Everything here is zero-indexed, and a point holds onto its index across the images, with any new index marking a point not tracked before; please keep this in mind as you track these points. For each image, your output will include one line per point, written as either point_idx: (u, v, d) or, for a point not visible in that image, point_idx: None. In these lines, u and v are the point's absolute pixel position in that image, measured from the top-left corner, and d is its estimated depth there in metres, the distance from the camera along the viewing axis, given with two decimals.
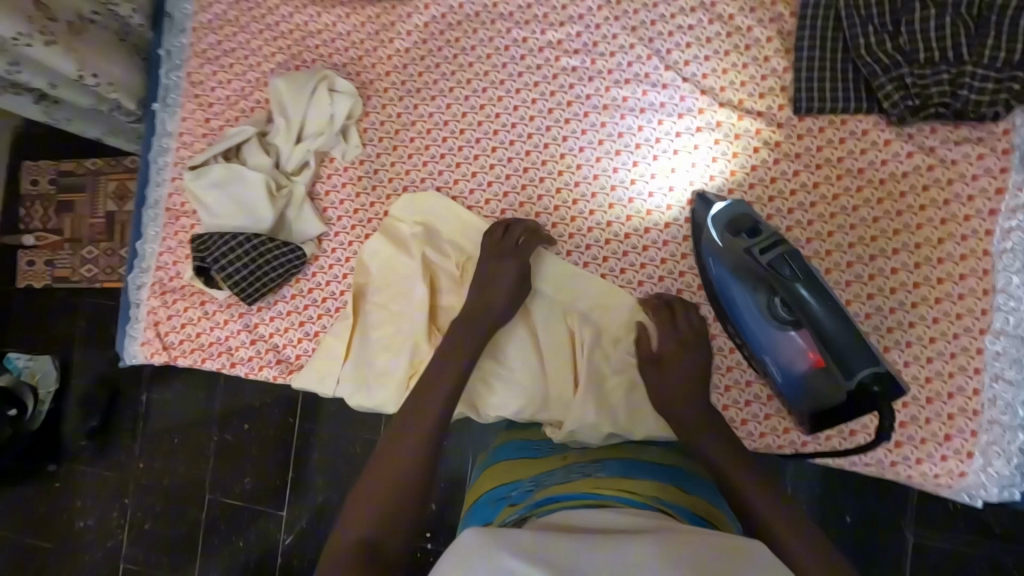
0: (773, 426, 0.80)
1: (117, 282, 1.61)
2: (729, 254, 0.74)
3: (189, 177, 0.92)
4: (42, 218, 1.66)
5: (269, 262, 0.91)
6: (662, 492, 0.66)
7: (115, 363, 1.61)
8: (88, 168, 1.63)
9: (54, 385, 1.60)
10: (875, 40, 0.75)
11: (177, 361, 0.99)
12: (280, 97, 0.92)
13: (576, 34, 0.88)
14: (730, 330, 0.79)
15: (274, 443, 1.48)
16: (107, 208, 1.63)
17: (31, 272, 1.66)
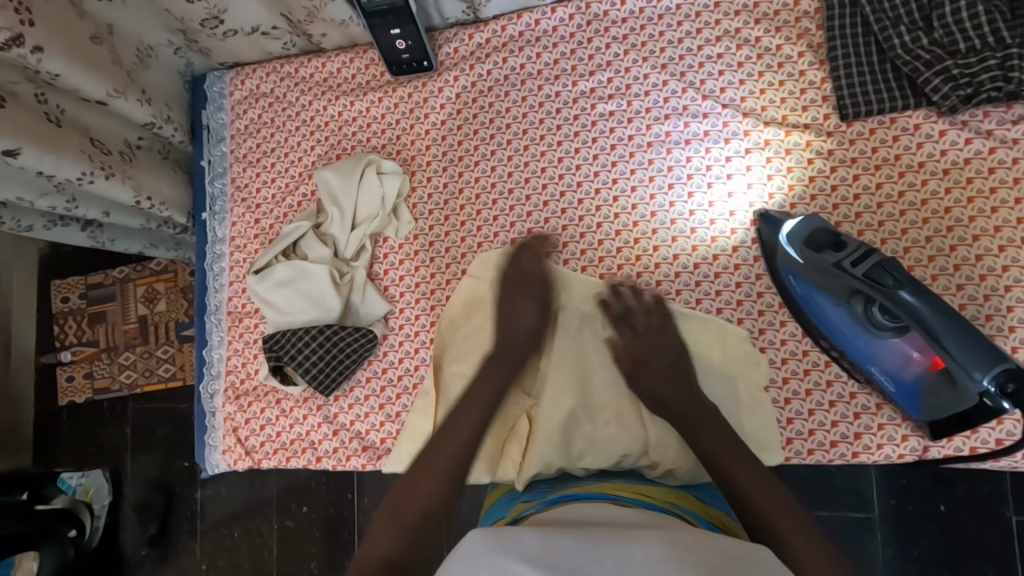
0: (890, 436, 0.77)
1: (160, 385, 1.62)
2: (813, 270, 0.73)
3: (252, 281, 0.93)
4: (75, 332, 1.67)
5: (343, 350, 0.92)
6: (679, 498, 0.74)
7: (168, 467, 1.61)
8: (115, 277, 1.66)
9: (107, 497, 1.60)
10: (910, 39, 0.77)
11: (262, 465, 0.97)
12: (330, 188, 0.94)
13: (608, 80, 0.90)
14: (825, 343, 0.78)
15: (336, 520, 1.48)
16: (137, 312, 1.65)
17: (71, 387, 1.67)
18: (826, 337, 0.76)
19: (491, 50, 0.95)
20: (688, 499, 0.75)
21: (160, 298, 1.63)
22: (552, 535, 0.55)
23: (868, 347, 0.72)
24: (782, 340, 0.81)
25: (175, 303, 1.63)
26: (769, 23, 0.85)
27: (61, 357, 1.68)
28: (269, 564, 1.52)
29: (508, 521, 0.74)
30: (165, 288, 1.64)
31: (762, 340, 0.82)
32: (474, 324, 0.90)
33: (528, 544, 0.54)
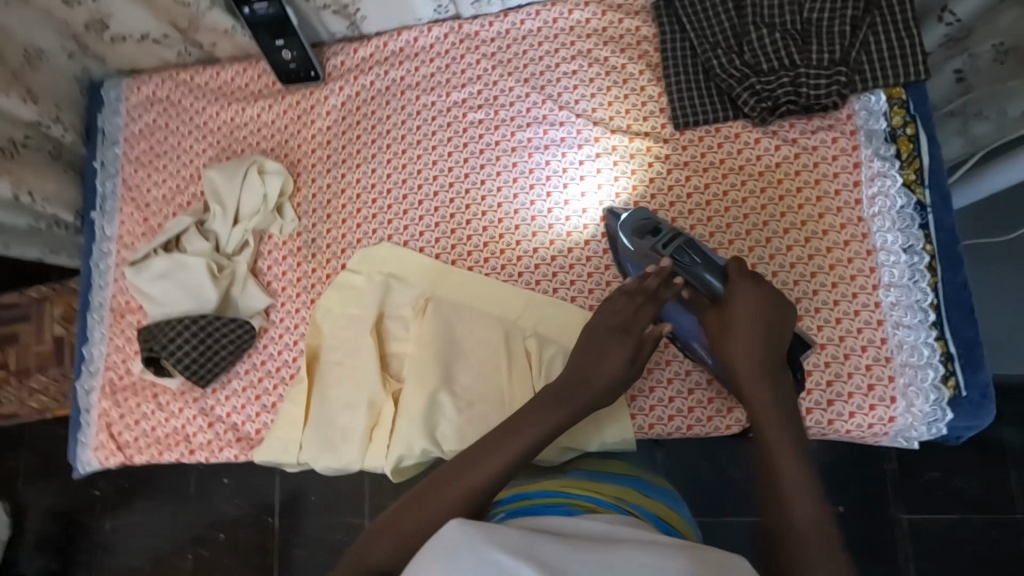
0: (718, 408, 0.85)
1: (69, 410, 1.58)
2: (642, 257, 0.83)
3: (131, 274, 0.96)
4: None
5: (219, 341, 0.94)
6: (627, 494, 0.77)
7: (73, 496, 1.59)
8: (33, 298, 1.62)
9: (5, 532, 1.54)
10: (725, 61, 0.89)
11: (134, 459, 0.97)
12: (214, 185, 0.99)
13: (478, 91, 0.99)
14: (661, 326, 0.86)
15: (255, 545, 1.49)
16: (54, 333, 1.60)
17: None
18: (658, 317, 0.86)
19: (374, 63, 1.03)
20: (635, 495, 0.78)
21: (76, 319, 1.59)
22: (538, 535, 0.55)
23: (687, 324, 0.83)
24: None
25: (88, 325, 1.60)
26: (615, 44, 0.96)
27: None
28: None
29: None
30: None
31: None
32: (349, 315, 0.95)
33: (511, 539, 0.54)
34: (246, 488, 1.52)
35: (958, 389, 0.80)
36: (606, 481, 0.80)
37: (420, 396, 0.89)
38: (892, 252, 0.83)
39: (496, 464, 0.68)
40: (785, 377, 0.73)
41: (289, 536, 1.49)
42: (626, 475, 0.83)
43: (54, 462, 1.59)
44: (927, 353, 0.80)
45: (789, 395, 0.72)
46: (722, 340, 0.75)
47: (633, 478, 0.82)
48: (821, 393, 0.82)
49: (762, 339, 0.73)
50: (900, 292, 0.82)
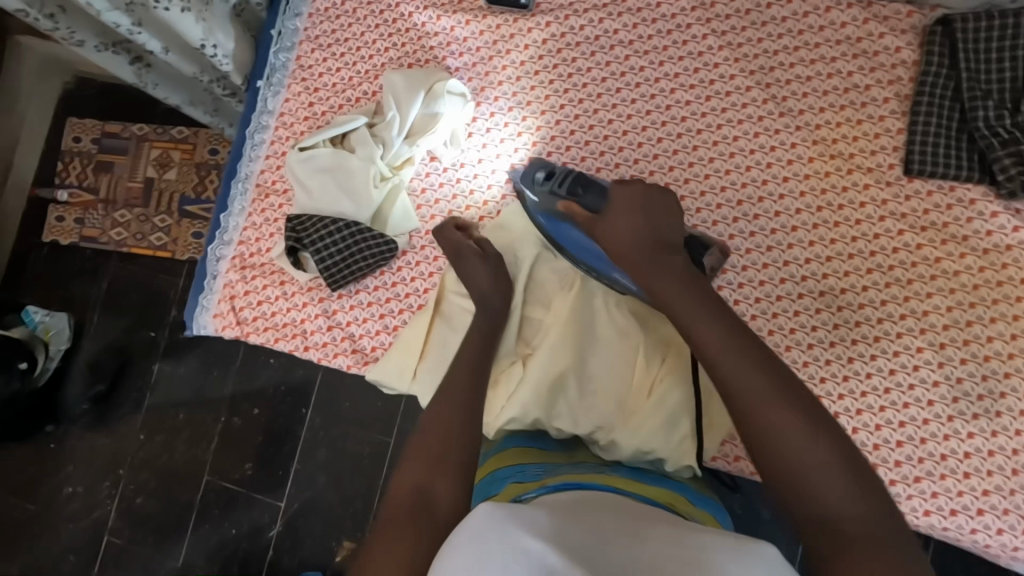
0: None
1: (144, 249, 1.65)
2: (541, 202, 0.89)
3: (293, 158, 0.92)
4: (77, 174, 1.68)
5: (361, 251, 0.91)
6: (676, 501, 0.73)
7: (130, 332, 1.64)
8: (133, 133, 1.67)
9: (65, 343, 1.61)
10: (994, 116, 0.78)
11: (249, 338, 0.97)
12: (395, 91, 0.94)
13: (694, 69, 0.90)
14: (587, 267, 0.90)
15: (281, 431, 1.55)
16: (146, 173, 1.66)
17: (60, 228, 1.68)
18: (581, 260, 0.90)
19: (590, 7, 0.94)
20: (683, 502, 0.74)
21: (172, 166, 1.65)
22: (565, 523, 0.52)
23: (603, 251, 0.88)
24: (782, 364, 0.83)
25: (184, 176, 1.65)
26: (865, 61, 0.85)
27: (57, 195, 1.68)
28: (204, 456, 1.58)
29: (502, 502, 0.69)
30: (179, 159, 1.65)
31: None
32: None
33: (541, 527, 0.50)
34: (287, 365, 1.57)
35: None
36: (650, 484, 0.76)
37: (547, 366, 0.86)
38: None
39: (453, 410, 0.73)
40: (676, 258, 0.75)
41: (320, 434, 1.53)
42: (670, 480, 0.79)
43: (119, 295, 1.66)
44: None
45: (684, 274, 0.73)
46: (621, 245, 0.78)
47: (675, 482, 0.78)
48: (971, 498, 0.76)
49: (655, 240, 0.77)
50: None
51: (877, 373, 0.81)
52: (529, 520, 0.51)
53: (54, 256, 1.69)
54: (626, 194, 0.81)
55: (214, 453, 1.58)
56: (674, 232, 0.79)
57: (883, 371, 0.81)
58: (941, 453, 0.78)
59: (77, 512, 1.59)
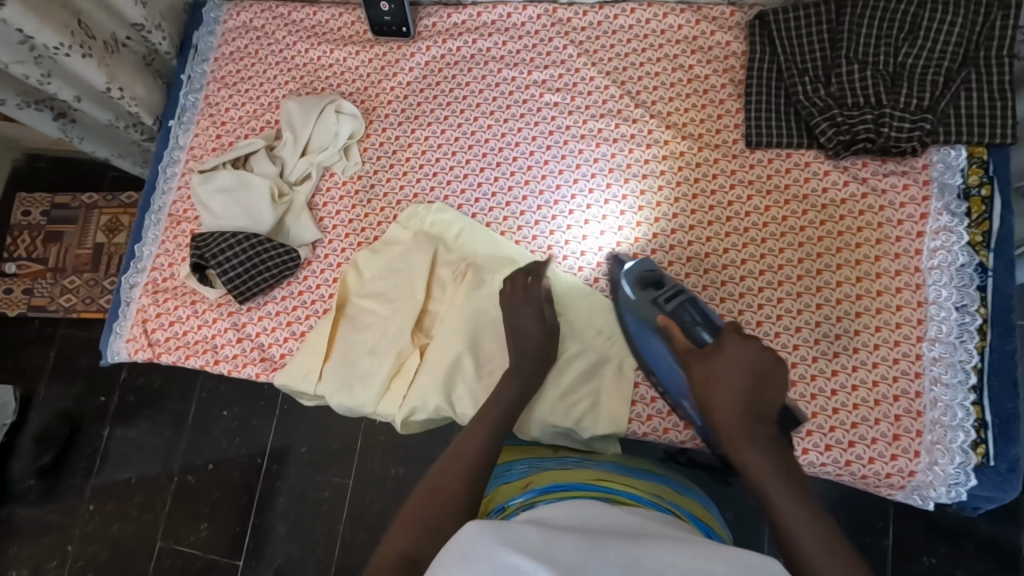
0: None
1: (94, 312, 1.73)
2: (638, 306, 0.85)
3: (195, 182, 0.98)
4: (26, 246, 1.80)
5: (264, 264, 0.96)
6: (663, 492, 0.77)
7: (79, 398, 1.68)
8: (83, 202, 1.81)
9: (10, 418, 1.64)
10: (810, 89, 0.89)
11: (161, 358, 1.00)
12: (290, 116, 1.01)
13: (559, 75, 1.01)
14: (652, 380, 0.87)
15: (237, 482, 1.57)
16: (96, 239, 1.79)
17: (7, 300, 1.77)
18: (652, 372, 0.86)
19: (464, 30, 1.05)
20: (671, 493, 0.78)
21: (122, 230, 1.78)
22: (555, 532, 0.52)
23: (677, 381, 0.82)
24: None
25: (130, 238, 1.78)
26: (702, 55, 0.97)
27: (5, 268, 1.79)
28: (157, 518, 1.58)
29: (493, 511, 0.73)
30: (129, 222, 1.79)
31: None
32: (397, 263, 0.96)
33: (528, 539, 0.50)
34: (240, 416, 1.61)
35: (986, 458, 0.78)
36: (638, 477, 0.79)
37: (446, 352, 0.90)
38: (943, 308, 0.82)
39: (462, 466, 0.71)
40: (771, 433, 0.71)
41: (274, 478, 1.56)
42: (655, 473, 0.84)
43: (68, 360, 1.72)
44: (961, 415, 0.78)
45: (778, 453, 0.70)
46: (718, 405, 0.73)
47: (661, 476, 0.83)
48: (843, 433, 0.80)
49: (750, 404, 0.73)
50: (945, 349, 0.80)
51: (746, 326, 0.87)
52: (516, 532, 0.51)
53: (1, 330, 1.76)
54: (739, 346, 0.76)
55: (167, 515, 1.58)
56: (778, 401, 0.74)
57: (751, 323, 0.87)
58: (811, 393, 0.82)
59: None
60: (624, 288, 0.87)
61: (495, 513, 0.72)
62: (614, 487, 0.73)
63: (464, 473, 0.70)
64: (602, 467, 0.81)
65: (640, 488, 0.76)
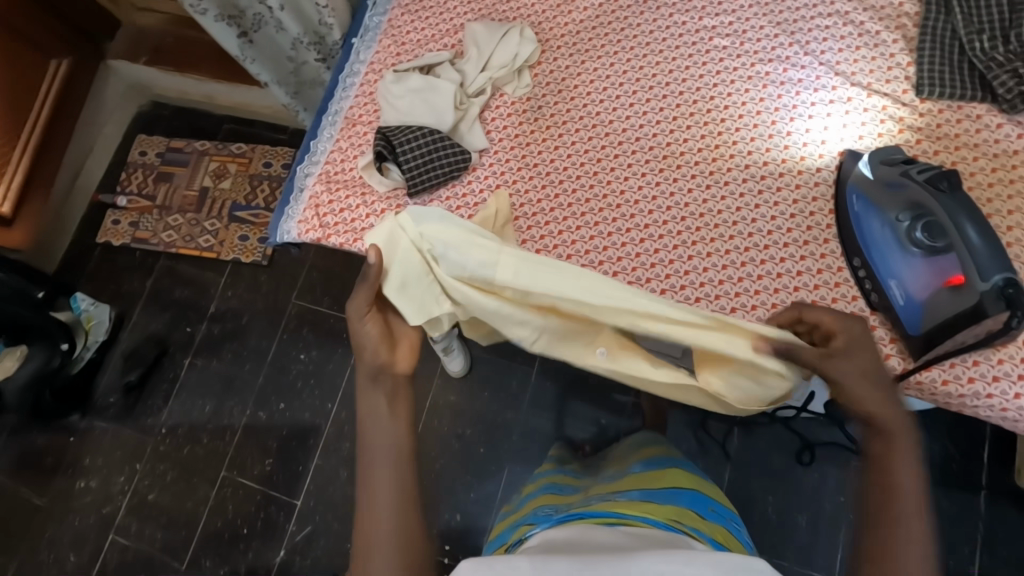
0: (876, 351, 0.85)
1: (191, 249, 1.85)
2: (878, 183, 0.86)
3: (388, 80, 1.07)
4: (138, 182, 1.95)
5: (441, 160, 1.04)
6: (684, 517, 0.80)
7: (170, 325, 1.79)
8: (195, 148, 1.96)
9: (104, 334, 1.73)
10: (988, 46, 0.93)
11: (329, 240, 1.08)
12: (475, 36, 1.11)
13: (730, 22, 1.07)
14: (855, 263, 0.88)
15: (316, 415, 1.63)
16: (202, 183, 1.92)
17: (114, 230, 1.90)
18: (862, 254, 0.87)
19: None
20: (693, 518, 0.81)
21: (228, 176, 1.91)
22: (547, 560, 0.55)
23: (896, 262, 0.83)
24: (822, 254, 0.91)
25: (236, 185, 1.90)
26: (874, 13, 1.02)
27: (118, 201, 1.93)
28: (227, 446, 1.64)
29: (511, 543, 0.79)
30: (235, 170, 1.92)
31: (804, 250, 0.92)
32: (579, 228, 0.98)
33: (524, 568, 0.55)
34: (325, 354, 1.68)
35: None
36: (659, 503, 0.83)
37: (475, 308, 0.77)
38: None
39: (390, 467, 0.67)
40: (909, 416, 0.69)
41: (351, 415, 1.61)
42: (680, 495, 0.88)
43: (164, 290, 1.83)
44: None
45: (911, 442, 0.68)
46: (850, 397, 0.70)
47: (683, 497, 0.87)
48: (1015, 364, 0.80)
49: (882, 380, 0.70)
50: None
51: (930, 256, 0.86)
52: (510, 563, 0.55)
53: (106, 256, 1.89)
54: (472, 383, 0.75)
55: (238, 444, 1.64)
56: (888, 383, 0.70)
57: None
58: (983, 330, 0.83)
59: (86, 508, 1.61)
60: (863, 169, 0.89)
61: (513, 543, 0.79)
62: (628, 511, 0.78)
63: (396, 473, 0.67)
64: (623, 497, 0.85)
65: (657, 514, 0.79)
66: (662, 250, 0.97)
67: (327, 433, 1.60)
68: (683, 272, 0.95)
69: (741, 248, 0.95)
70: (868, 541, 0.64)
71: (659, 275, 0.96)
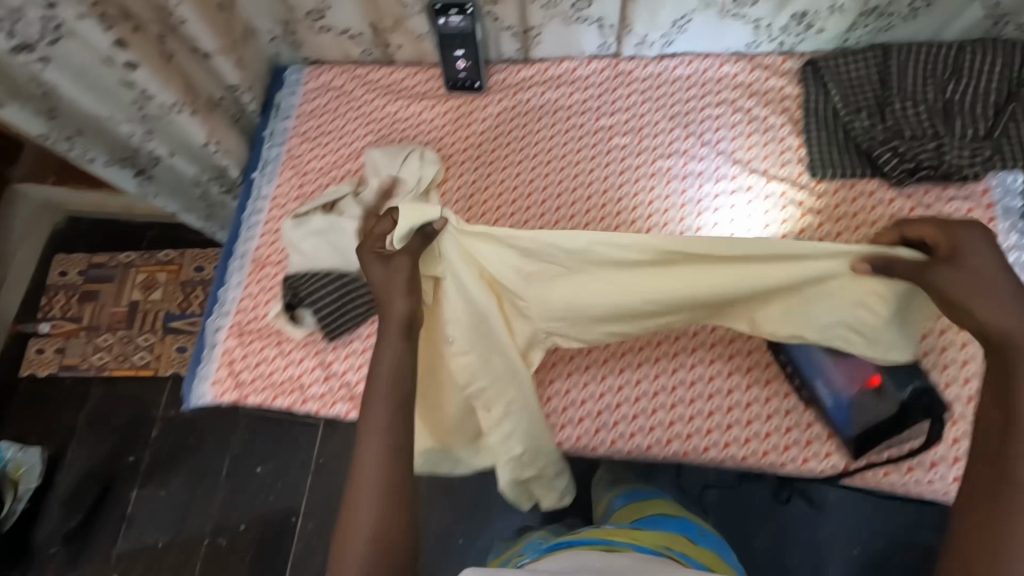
0: (815, 451, 0.85)
1: (127, 369, 1.65)
2: None
3: (288, 226, 1.03)
4: (61, 305, 1.72)
5: (354, 300, 0.99)
6: (675, 544, 0.85)
7: (112, 458, 1.58)
8: (122, 260, 1.75)
9: (35, 481, 1.52)
10: (867, 124, 0.96)
11: (247, 399, 1.01)
12: (376, 164, 1.08)
13: (625, 121, 1.09)
14: (781, 358, 0.87)
15: (271, 542, 1.46)
16: (132, 297, 1.71)
17: (39, 360, 1.68)
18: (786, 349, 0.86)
19: (533, 83, 1.14)
20: (683, 545, 0.86)
21: (157, 287, 1.71)
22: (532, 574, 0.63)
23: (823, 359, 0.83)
24: (749, 350, 0.90)
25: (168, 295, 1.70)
26: (760, 98, 1.05)
27: (39, 328, 1.71)
28: None
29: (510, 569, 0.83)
30: (165, 280, 1.72)
31: (731, 348, 0.91)
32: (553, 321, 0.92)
33: None
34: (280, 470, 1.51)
35: None
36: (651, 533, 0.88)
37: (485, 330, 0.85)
38: None
39: (375, 444, 0.72)
40: None
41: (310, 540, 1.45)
42: (673, 522, 0.93)
43: (100, 420, 1.62)
44: None
45: None
46: (952, 287, 0.65)
47: (675, 523, 0.93)
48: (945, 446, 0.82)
49: (984, 286, 0.63)
50: None
51: None
52: None
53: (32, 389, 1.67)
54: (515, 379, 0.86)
55: None
56: None
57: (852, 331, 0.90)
58: None
59: None
60: None
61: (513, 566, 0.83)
62: (619, 539, 0.82)
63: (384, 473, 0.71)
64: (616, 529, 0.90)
65: (648, 541, 0.84)
66: (592, 366, 0.93)
67: (299, 543, 1.45)
68: (616, 388, 0.92)
69: (670, 352, 0.92)
70: (959, 524, 0.63)
71: (593, 394, 0.92)
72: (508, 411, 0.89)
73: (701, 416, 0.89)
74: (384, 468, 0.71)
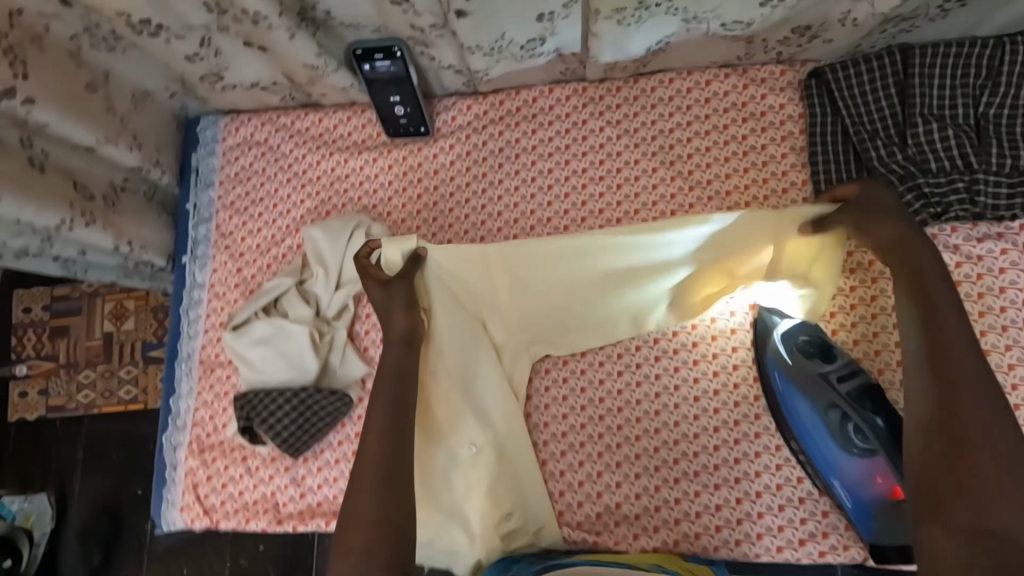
0: (831, 543, 0.79)
1: (116, 406, 1.40)
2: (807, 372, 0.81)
3: (229, 338, 0.91)
4: (33, 344, 1.44)
5: (316, 413, 0.90)
6: None
7: (117, 488, 1.37)
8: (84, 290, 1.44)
9: (51, 524, 1.35)
10: (885, 154, 0.81)
11: (221, 525, 0.95)
12: (317, 246, 0.93)
13: (599, 162, 0.92)
14: (794, 446, 0.81)
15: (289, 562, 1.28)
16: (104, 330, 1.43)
17: (23, 404, 1.42)
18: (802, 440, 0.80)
19: (488, 122, 0.96)
20: None
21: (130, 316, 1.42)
22: None
23: (839, 458, 0.79)
24: (756, 433, 0.83)
25: (143, 323, 1.43)
26: (755, 122, 0.88)
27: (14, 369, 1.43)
28: None
29: None
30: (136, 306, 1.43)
31: (736, 431, 0.83)
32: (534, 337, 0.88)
33: None
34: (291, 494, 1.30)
35: None
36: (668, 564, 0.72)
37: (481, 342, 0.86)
38: None
39: (378, 423, 0.76)
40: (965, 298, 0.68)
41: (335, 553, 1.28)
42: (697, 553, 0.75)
43: (98, 450, 1.39)
44: None
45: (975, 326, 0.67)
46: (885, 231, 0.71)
47: None
48: None
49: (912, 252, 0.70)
50: None
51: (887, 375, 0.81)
52: None
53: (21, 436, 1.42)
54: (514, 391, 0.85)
55: None
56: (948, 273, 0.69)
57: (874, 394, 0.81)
58: None
59: None
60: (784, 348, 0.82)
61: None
62: None
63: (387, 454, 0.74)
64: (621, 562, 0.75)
65: None
66: (588, 461, 0.86)
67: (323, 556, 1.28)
68: (615, 485, 0.85)
69: (671, 441, 0.84)
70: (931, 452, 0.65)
71: (590, 493, 0.86)
72: (495, 433, 0.86)
73: (708, 511, 0.83)
74: (386, 447, 0.74)
